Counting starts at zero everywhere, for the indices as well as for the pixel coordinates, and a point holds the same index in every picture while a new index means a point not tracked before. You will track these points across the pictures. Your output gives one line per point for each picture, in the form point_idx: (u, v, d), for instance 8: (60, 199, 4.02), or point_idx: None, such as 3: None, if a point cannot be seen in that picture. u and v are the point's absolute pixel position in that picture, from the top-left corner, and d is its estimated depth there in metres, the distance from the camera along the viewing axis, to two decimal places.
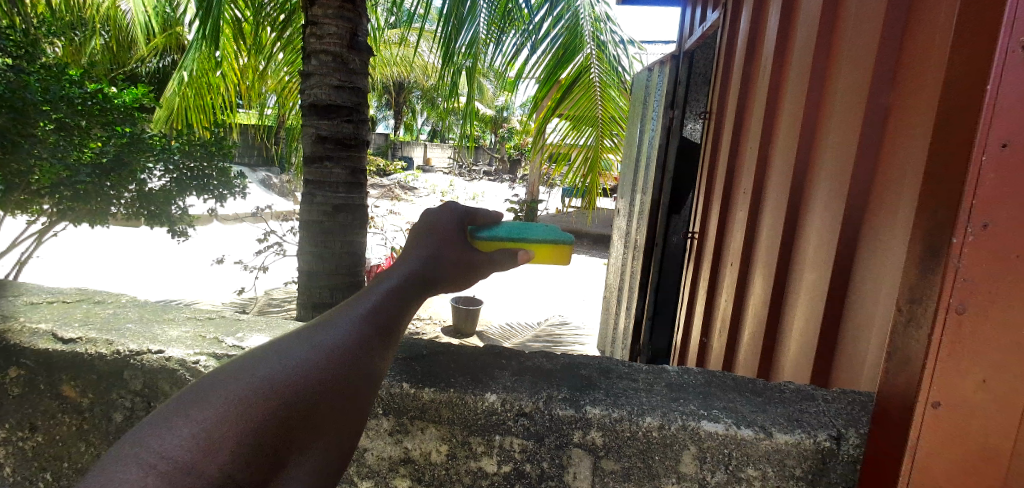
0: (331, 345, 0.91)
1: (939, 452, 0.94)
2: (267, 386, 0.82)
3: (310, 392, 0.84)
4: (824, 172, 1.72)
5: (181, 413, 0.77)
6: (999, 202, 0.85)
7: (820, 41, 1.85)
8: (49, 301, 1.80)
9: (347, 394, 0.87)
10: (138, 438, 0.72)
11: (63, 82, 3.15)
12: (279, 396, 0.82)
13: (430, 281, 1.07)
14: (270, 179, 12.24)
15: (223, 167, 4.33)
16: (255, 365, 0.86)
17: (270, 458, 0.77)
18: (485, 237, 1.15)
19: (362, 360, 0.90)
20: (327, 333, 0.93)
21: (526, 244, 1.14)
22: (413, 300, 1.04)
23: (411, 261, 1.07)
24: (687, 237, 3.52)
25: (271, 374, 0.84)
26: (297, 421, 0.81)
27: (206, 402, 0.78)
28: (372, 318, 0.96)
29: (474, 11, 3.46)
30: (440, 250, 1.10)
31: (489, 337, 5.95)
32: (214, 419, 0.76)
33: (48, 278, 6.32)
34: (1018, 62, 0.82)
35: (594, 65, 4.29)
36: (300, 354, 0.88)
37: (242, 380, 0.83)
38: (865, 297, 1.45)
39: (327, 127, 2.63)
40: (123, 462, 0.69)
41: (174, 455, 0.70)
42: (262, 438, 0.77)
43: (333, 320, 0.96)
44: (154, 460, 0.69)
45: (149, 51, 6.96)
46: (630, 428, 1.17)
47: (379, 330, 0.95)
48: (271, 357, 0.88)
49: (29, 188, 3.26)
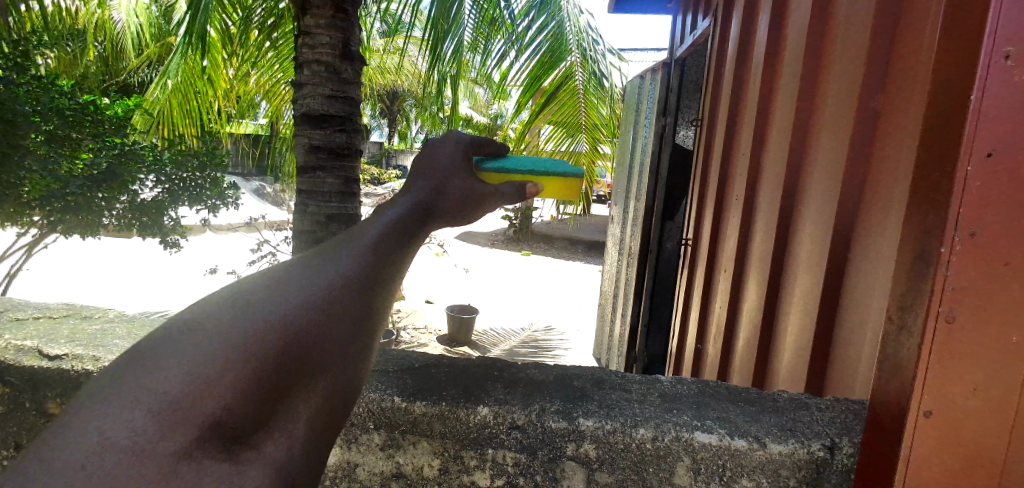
0: (335, 277, 0.79)
1: (937, 457, 0.93)
2: (262, 321, 0.71)
3: (311, 331, 0.73)
4: (816, 177, 1.73)
5: (168, 347, 0.68)
6: (985, 211, 0.86)
7: (810, 48, 1.87)
8: (35, 317, 1.78)
9: (352, 338, 0.76)
10: (127, 371, 0.66)
11: (53, 93, 3.14)
12: (268, 345, 0.69)
13: (434, 214, 0.96)
14: (264, 189, 12.26)
15: (216, 176, 4.31)
16: (245, 297, 0.74)
17: (269, 403, 0.69)
18: (494, 169, 1.16)
19: (367, 297, 0.80)
20: (328, 262, 0.81)
21: (537, 177, 1.18)
22: (418, 234, 0.92)
23: (412, 194, 0.96)
24: (680, 243, 3.53)
25: (264, 308, 0.73)
26: (295, 364, 0.71)
27: (196, 336, 0.68)
28: (379, 246, 0.85)
29: (460, 18, 3.49)
30: (444, 182, 1.01)
31: (484, 345, 5.93)
32: (205, 355, 0.67)
33: (37, 290, 6.27)
34: (1002, 72, 0.83)
35: (578, 71, 4.29)
36: (300, 286, 0.77)
37: (233, 312, 0.71)
38: (857, 302, 1.46)
39: (320, 137, 2.61)
40: (108, 399, 0.63)
41: (166, 392, 0.64)
42: (249, 406, 0.67)
43: (328, 255, 0.83)
44: (141, 397, 0.63)
45: (142, 62, 6.99)
46: (623, 440, 1.16)
47: (385, 263, 0.84)
48: (265, 288, 0.76)
49: (20, 200, 3.19)
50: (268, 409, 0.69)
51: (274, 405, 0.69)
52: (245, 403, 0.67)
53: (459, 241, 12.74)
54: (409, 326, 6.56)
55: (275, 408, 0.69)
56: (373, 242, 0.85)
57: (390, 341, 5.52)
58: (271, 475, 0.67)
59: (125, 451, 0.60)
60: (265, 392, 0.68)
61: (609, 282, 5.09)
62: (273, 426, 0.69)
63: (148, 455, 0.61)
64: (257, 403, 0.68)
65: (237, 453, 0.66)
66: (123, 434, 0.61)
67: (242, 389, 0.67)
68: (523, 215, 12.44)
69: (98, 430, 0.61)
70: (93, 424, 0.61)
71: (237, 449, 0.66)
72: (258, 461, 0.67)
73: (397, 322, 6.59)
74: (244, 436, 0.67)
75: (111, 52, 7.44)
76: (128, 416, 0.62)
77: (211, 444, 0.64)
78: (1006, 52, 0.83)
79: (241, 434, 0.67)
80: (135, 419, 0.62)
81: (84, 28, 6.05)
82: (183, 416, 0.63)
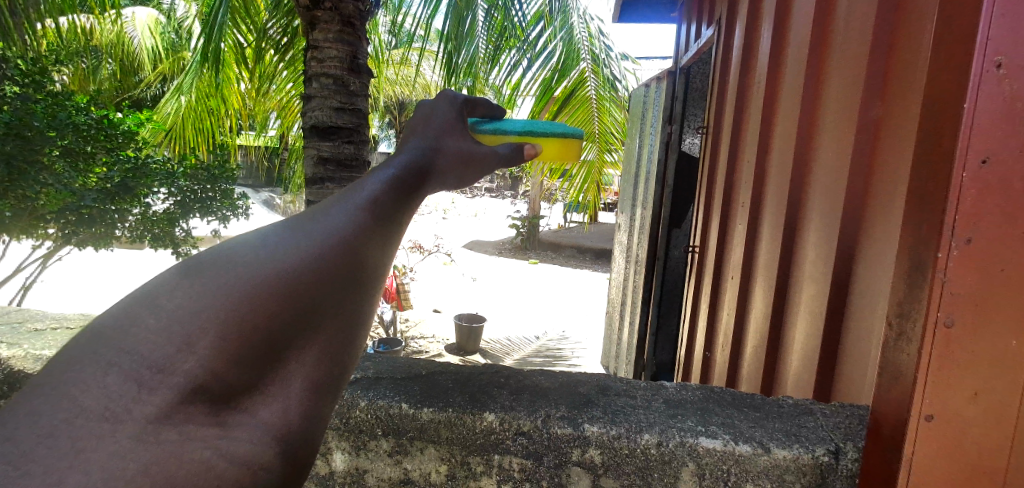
0: (329, 234, 0.73)
1: (929, 467, 0.94)
2: (252, 280, 0.66)
3: (304, 291, 0.68)
4: (819, 183, 1.75)
5: (148, 304, 0.62)
6: (979, 218, 0.87)
7: (810, 56, 1.90)
8: (53, 328, 1.82)
9: (348, 298, 0.72)
10: (104, 334, 0.61)
11: (69, 109, 3.24)
12: (259, 315, 0.64)
13: (432, 174, 0.91)
14: (272, 200, 12.51)
15: (226, 188, 4.22)
16: (235, 254, 0.68)
17: (265, 372, 0.65)
18: (490, 132, 1.20)
19: (364, 254, 0.74)
20: (323, 217, 0.75)
21: (535, 139, 1.25)
22: (416, 193, 0.86)
23: (407, 154, 0.90)
24: (688, 252, 3.52)
25: (250, 272, 0.66)
26: (287, 326, 0.66)
27: (176, 291, 0.63)
28: (375, 203, 0.79)
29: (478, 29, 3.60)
30: (439, 144, 0.96)
31: (493, 355, 5.95)
32: (189, 316, 0.62)
33: (51, 303, 6.40)
34: (993, 80, 0.85)
35: (590, 79, 4.56)
36: (292, 242, 0.71)
37: (222, 269, 0.66)
38: (863, 308, 1.46)
39: (329, 149, 2.66)
40: (82, 365, 0.59)
41: (143, 354, 0.60)
42: (237, 379, 0.63)
43: (321, 212, 0.77)
44: (116, 360, 0.59)
45: (155, 77, 7.18)
46: (628, 446, 1.17)
47: (382, 221, 0.78)
48: (255, 243, 0.70)
49: (36, 212, 3.22)
50: (260, 368, 0.65)
51: (265, 369, 0.66)
52: (233, 367, 0.63)
53: (467, 250, 12.78)
54: (418, 336, 6.57)
55: (267, 374, 0.66)
56: (371, 199, 0.79)
57: (398, 351, 5.54)
58: (268, 440, 0.65)
59: (99, 419, 0.56)
60: (255, 357, 0.64)
61: (617, 290, 5.08)
62: (269, 390, 0.66)
63: (123, 420, 0.57)
64: (248, 366, 0.64)
65: (225, 416, 0.63)
66: (99, 404, 0.57)
67: (234, 353, 0.63)
68: (530, 224, 12.45)
69: (68, 398, 0.57)
70: (66, 395, 0.57)
71: (227, 412, 0.63)
72: (247, 427, 0.64)
73: (405, 332, 6.60)
74: (232, 396, 0.64)
75: (126, 66, 7.57)
76: (102, 382, 0.58)
77: (197, 408, 0.61)
78: (997, 61, 0.85)
79: (231, 396, 0.64)
80: (111, 385, 0.58)
81: (98, 45, 6.23)
82: (168, 378, 0.60)
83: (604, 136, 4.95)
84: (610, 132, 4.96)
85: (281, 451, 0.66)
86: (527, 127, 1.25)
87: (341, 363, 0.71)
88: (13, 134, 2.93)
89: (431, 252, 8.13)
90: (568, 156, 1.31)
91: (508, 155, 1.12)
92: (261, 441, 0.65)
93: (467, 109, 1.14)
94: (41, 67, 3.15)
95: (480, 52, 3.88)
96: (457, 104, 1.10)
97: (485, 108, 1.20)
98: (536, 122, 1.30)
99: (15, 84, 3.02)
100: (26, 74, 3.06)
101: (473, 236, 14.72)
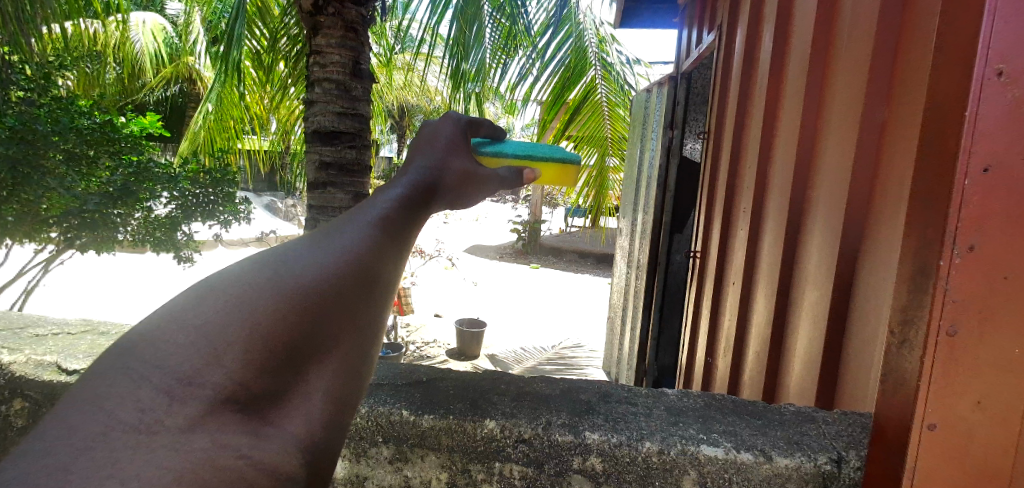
0: (342, 251, 0.74)
1: (946, 475, 0.93)
2: (267, 295, 0.66)
3: (317, 307, 0.68)
4: (821, 189, 1.75)
5: (172, 317, 0.64)
6: (983, 225, 0.87)
7: (812, 62, 1.90)
8: (54, 333, 1.81)
9: (359, 312, 0.72)
10: (131, 345, 0.62)
11: (73, 113, 3.25)
12: (271, 330, 0.64)
13: (437, 192, 0.92)
14: (275, 204, 12.59)
15: (229, 192, 4.18)
16: (251, 271, 0.69)
17: (284, 382, 0.65)
18: (490, 153, 1.21)
19: (376, 269, 0.75)
20: (335, 235, 0.76)
21: (534, 162, 1.24)
22: (423, 210, 0.87)
23: (413, 172, 0.91)
24: (688, 257, 3.53)
25: (264, 289, 0.67)
26: (301, 336, 0.66)
27: (203, 307, 0.64)
28: (385, 220, 0.79)
29: (482, 36, 3.60)
30: (444, 162, 0.96)
31: (496, 359, 5.91)
32: (213, 329, 0.63)
33: (50, 307, 6.40)
34: (994, 88, 0.85)
35: (600, 86, 4.67)
36: (306, 258, 0.71)
37: (238, 284, 0.67)
38: (867, 315, 1.45)
39: (330, 153, 2.67)
40: (112, 378, 0.60)
41: (173, 367, 0.61)
42: (258, 390, 0.63)
43: (333, 228, 0.78)
44: (148, 374, 0.60)
45: (158, 81, 7.22)
46: (629, 454, 1.17)
47: (392, 238, 0.79)
48: (269, 261, 0.70)
49: (39, 216, 3.27)
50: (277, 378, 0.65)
51: (286, 379, 0.65)
52: (260, 378, 0.63)
53: (467, 254, 12.77)
54: (418, 341, 6.55)
55: (288, 385, 0.65)
56: (381, 215, 0.80)
57: (399, 356, 5.52)
58: (295, 449, 0.63)
59: (131, 430, 0.56)
60: (280, 366, 0.65)
61: (618, 296, 5.08)
62: (290, 401, 0.65)
63: (155, 430, 0.57)
64: (270, 378, 0.64)
65: (256, 426, 0.62)
66: (130, 414, 0.57)
67: (253, 360, 0.63)
68: (532, 229, 12.44)
69: (101, 411, 0.57)
70: (96, 407, 0.57)
71: (257, 421, 0.63)
72: (279, 437, 0.63)
73: (405, 337, 6.59)
74: (260, 406, 0.64)
75: (129, 71, 7.58)
76: (135, 396, 0.58)
77: (229, 417, 0.61)
78: (999, 68, 0.85)
79: (256, 407, 0.63)
80: (143, 398, 0.58)
81: (103, 50, 6.28)
82: (195, 389, 0.60)
83: (615, 141, 5.06)
84: (621, 136, 5.07)
85: (305, 461, 0.64)
86: (527, 150, 1.26)
87: (357, 376, 0.71)
88: (17, 139, 2.96)
89: (431, 257, 8.13)
90: (565, 181, 1.32)
91: (507, 174, 1.11)
92: (289, 450, 0.63)
93: (471, 130, 1.14)
94: (47, 73, 3.25)
95: (488, 58, 3.88)
96: (461, 125, 1.10)
97: (488, 128, 1.20)
98: (536, 145, 1.31)
99: (20, 88, 3.12)
100: (31, 79, 3.16)
101: (475, 241, 14.72)
